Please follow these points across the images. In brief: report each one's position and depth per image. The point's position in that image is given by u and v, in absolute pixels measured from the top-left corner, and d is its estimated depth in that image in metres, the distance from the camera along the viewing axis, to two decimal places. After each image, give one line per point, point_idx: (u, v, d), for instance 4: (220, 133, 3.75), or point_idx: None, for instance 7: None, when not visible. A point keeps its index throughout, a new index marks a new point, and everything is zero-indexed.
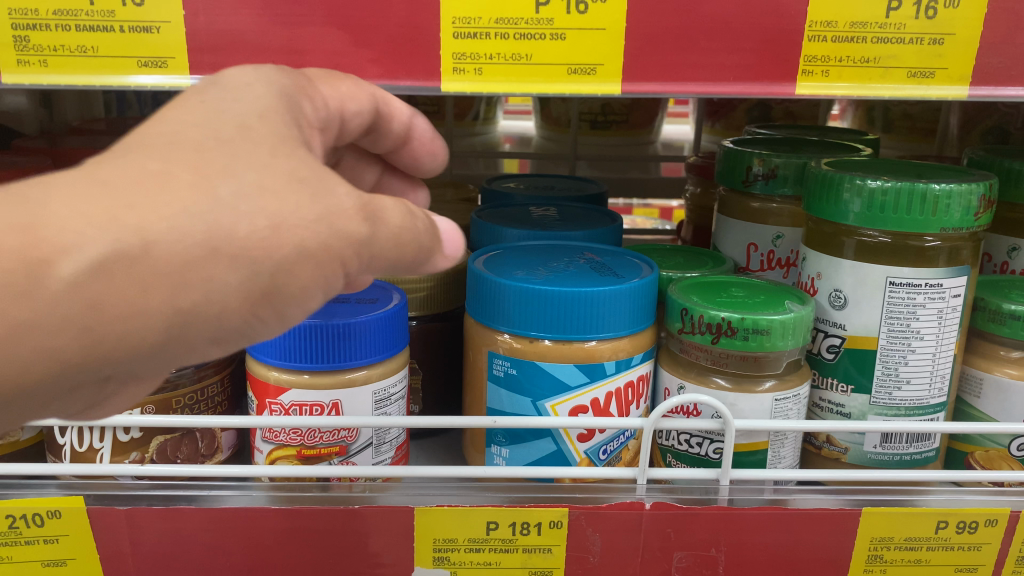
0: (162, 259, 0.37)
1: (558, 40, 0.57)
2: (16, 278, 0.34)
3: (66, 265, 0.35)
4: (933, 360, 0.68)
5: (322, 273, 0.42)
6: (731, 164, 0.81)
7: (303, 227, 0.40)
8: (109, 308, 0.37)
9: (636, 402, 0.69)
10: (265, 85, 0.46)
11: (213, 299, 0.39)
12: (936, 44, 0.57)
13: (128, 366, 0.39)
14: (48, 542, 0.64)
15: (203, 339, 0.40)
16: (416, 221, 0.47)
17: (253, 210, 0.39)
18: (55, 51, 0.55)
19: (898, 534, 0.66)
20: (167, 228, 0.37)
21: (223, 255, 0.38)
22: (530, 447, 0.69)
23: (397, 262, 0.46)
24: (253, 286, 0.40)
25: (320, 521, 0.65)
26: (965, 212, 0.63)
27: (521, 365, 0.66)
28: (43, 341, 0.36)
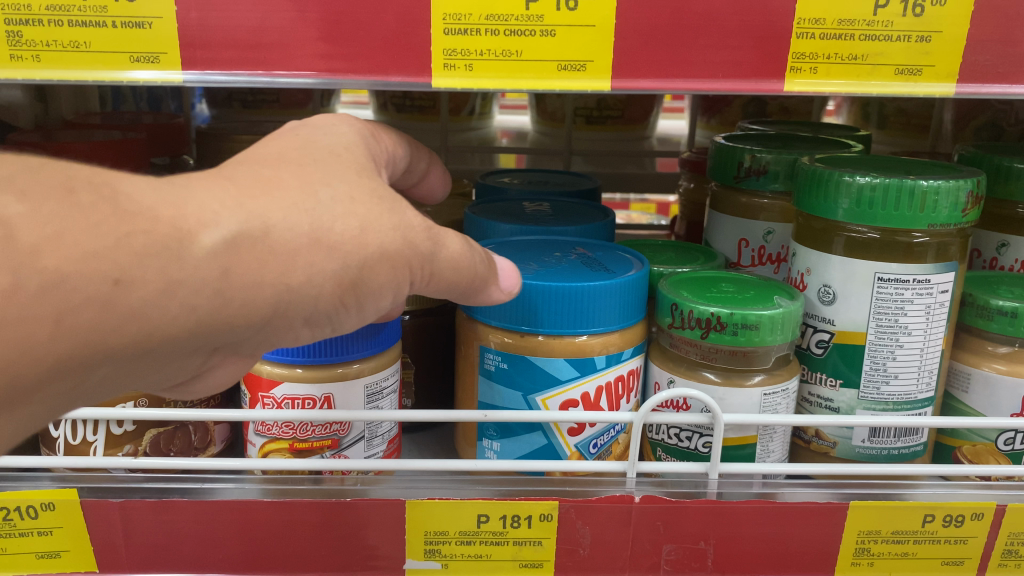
0: (279, 240, 0.45)
1: (548, 37, 0.57)
2: (171, 242, 0.41)
3: (208, 236, 0.42)
4: (921, 355, 0.68)
5: (395, 276, 0.50)
6: (724, 160, 0.81)
7: (384, 234, 0.49)
8: (235, 277, 0.43)
9: (627, 396, 0.69)
10: (348, 126, 0.57)
11: (312, 282, 0.46)
12: (924, 41, 0.58)
13: (241, 334, 0.46)
14: (43, 534, 0.65)
15: (300, 318, 0.47)
16: (473, 250, 0.55)
17: (346, 213, 0.48)
18: (48, 47, 0.55)
19: (884, 527, 0.67)
20: (285, 217, 0.45)
21: (324, 244, 0.46)
22: (520, 441, 0.69)
23: (453, 285, 0.55)
24: (343, 276, 0.47)
25: (311, 513, 0.66)
26: (954, 209, 0.64)
27: (513, 360, 0.67)
28: (187, 298, 0.42)
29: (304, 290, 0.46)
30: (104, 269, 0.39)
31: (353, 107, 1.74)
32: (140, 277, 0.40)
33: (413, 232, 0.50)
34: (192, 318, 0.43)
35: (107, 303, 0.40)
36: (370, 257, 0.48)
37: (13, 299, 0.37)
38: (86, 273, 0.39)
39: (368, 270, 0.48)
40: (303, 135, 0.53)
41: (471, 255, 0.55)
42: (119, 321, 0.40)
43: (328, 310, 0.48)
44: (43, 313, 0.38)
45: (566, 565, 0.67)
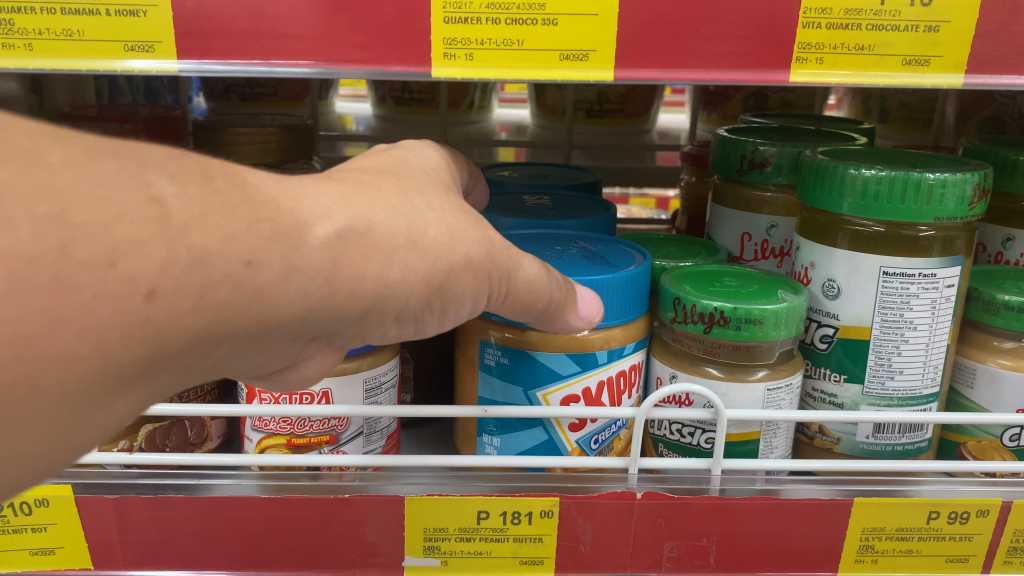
0: (383, 238, 0.44)
1: (550, 26, 0.56)
2: (290, 231, 0.41)
3: (321, 229, 0.42)
4: (926, 350, 0.67)
5: (476, 285, 0.50)
6: (727, 153, 0.80)
7: (470, 244, 0.49)
8: (346, 270, 0.43)
9: (628, 392, 0.68)
10: (433, 150, 0.57)
11: (404, 282, 0.46)
12: (932, 31, 0.57)
13: (342, 327, 0.46)
14: (37, 530, 0.64)
15: (389, 315, 0.47)
16: (551, 275, 0.56)
17: (437, 221, 0.48)
18: (41, 35, 0.54)
19: (889, 524, 0.66)
20: (386, 217, 0.45)
21: (418, 246, 0.46)
22: (520, 436, 0.68)
23: (529, 307, 0.55)
24: (432, 279, 0.47)
25: (309, 510, 0.65)
26: (960, 202, 0.63)
27: (514, 356, 0.66)
28: (303, 285, 0.41)
29: (398, 287, 0.45)
30: (237, 251, 0.39)
31: (351, 100, 1.73)
32: (266, 260, 0.40)
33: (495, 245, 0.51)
34: (307, 304, 0.42)
35: (238, 284, 0.39)
36: (456, 263, 0.48)
37: (166, 272, 0.36)
38: (221, 251, 0.38)
39: (454, 275, 0.48)
40: (396, 154, 0.53)
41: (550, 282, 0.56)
42: (244, 304, 0.40)
43: (415, 311, 0.47)
44: (186, 288, 0.37)
45: (567, 562, 0.67)
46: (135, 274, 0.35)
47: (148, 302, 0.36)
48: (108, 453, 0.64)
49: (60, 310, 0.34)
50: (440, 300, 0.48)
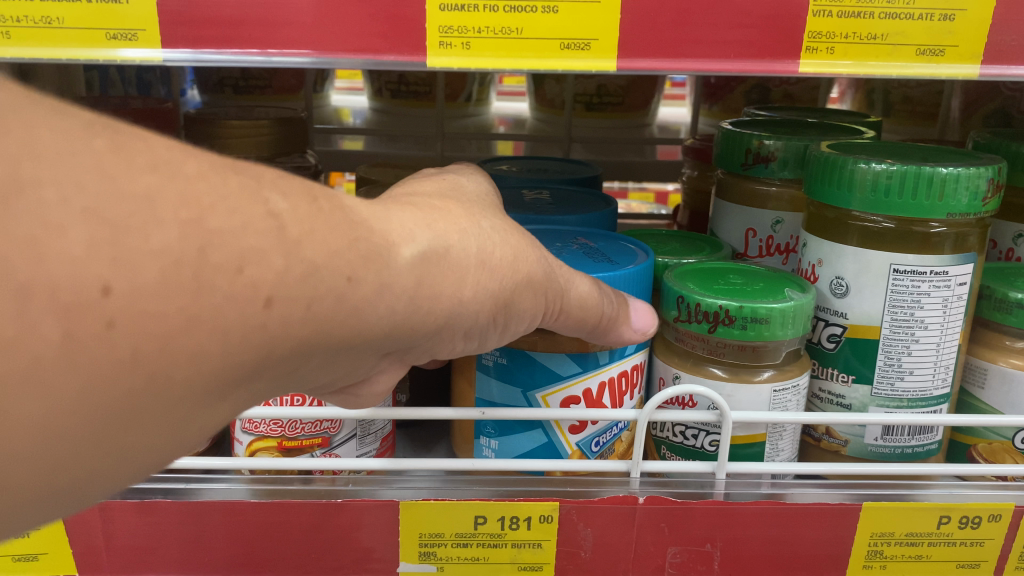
0: (457, 258, 0.45)
1: (550, 14, 0.54)
2: (381, 251, 0.41)
3: (406, 249, 0.42)
4: (937, 350, 0.65)
5: (536, 302, 0.51)
6: (731, 146, 0.78)
7: (532, 263, 0.50)
8: (425, 288, 0.43)
9: (630, 393, 0.66)
10: (483, 173, 0.58)
11: (476, 301, 0.46)
12: (948, 20, 0.55)
13: (417, 343, 0.47)
14: (20, 536, 0.62)
15: (459, 330, 0.47)
16: (603, 291, 0.56)
17: (503, 241, 0.48)
18: (19, 22, 0.52)
19: (899, 529, 0.64)
20: (459, 238, 0.46)
21: (488, 266, 0.47)
22: (519, 439, 0.66)
23: (581, 325, 0.56)
24: (500, 295, 0.48)
25: (301, 515, 0.63)
26: (973, 198, 0.61)
27: (514, 357, 0.63)
28: (392, 302, 0.42)
29: (471, 306, 0.46)
30: (340, 267, 0.39)
31: (346, 92, 1.70)
32: (365, 276, 0.40)
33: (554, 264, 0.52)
34: (391, 323, 0.42)
35: (341, 297, 0.39)
36: (521, 282, 0.49)
37: (283, 280, 0.36)
38: (330, 264, 0.38)
39: (519, 293, 0.49)
40: (451, 178, 0.54)
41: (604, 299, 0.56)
42: (342, 318, 0.40)
43: (481, 328, 0.49)
44: (298, 298, 0.37)
45: (567, 568, 0.65)
46: (258, 281, 0.35)
47: (266, 309, 0.36)
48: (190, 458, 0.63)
49: (196, 309, 0.34)
50: (505, 317, 0.50)
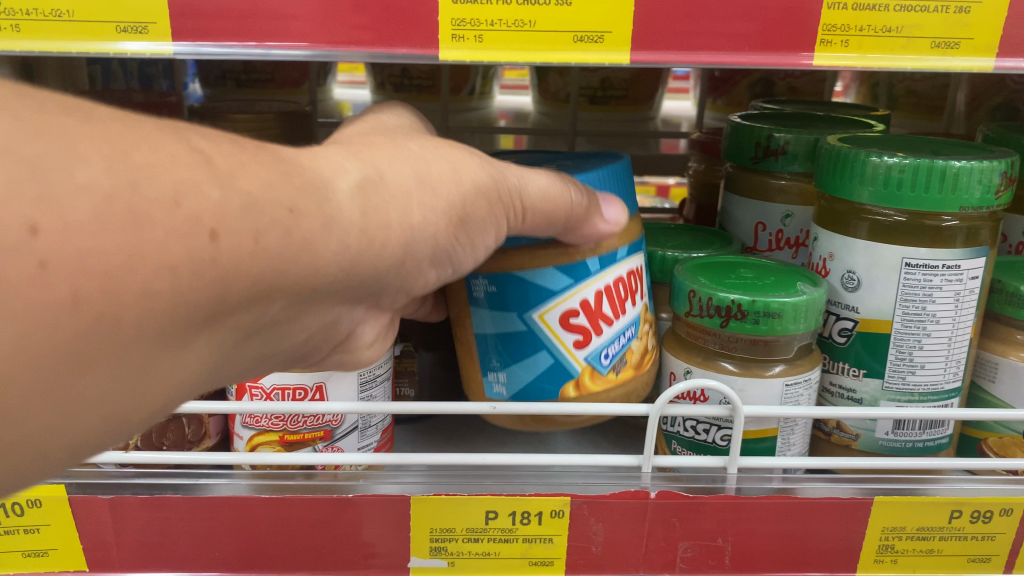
0: (394, 183, 0.47)
1: (564, 6, 0.54)
2: (317, 184, 0.43)
3: (342, 182, 0.45)
4: (949, 344, 0.65)
5: (491, 212, 0.52)
6: (741, 139, 0.77)
7: (474, 172, 0.51)
8: (372, 218, 0.45)
9: (631, 299, 0.64)
10: (410, 114, 0.59)
11: (428, 224, 0.48)
12: (963, 13, 0.54)
13: (384, 282, 0.49)
14: (29, 532, 0.62)
15: (424, 256, 0.49)
16: (567, 181, 0.56)
17: (440, 159, 0.50)
18: (28, 15, 0.52)
19: (910, 523, 0.64)
20: (392, 165, 0.48)
21: (429, 185, 0.48)
22: (526, 367, 0.63)
23: (552, 223, 0.56)
24: (452, 213, 0.49)
25: (311, 510, 0.63)
26: (986, 191, 0.61)
27: (502, 282, 0.62)
28: (342, 236, 0.44)
29: (423, 230, 0.48)
30: (279, 198, 0.41)
31: (349, 86, 1.69)
32: (306, 209, 0.42)
33: (501, 176, 0.52)
34: (347, 258, 0.45)
35: (287, 230, 0.41)
36: (468, 194, 0.50)
37: (223, 212, 0.38)
38: (268, 198, 0.40)
39: (469, 205, 0.50)
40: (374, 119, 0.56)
41: (570, 193, 0.56)
42: (295, 250, 0.42)
43: (443, 251, 0.50)
44: (244, 228, 0.39)
45: (578, 563, 0.65)
46: (198, 213, 0.37)
47: (212, 243, 0.38)
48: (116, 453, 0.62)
49: (138, 245, 0.35)
50: (464, 233, 0.51)
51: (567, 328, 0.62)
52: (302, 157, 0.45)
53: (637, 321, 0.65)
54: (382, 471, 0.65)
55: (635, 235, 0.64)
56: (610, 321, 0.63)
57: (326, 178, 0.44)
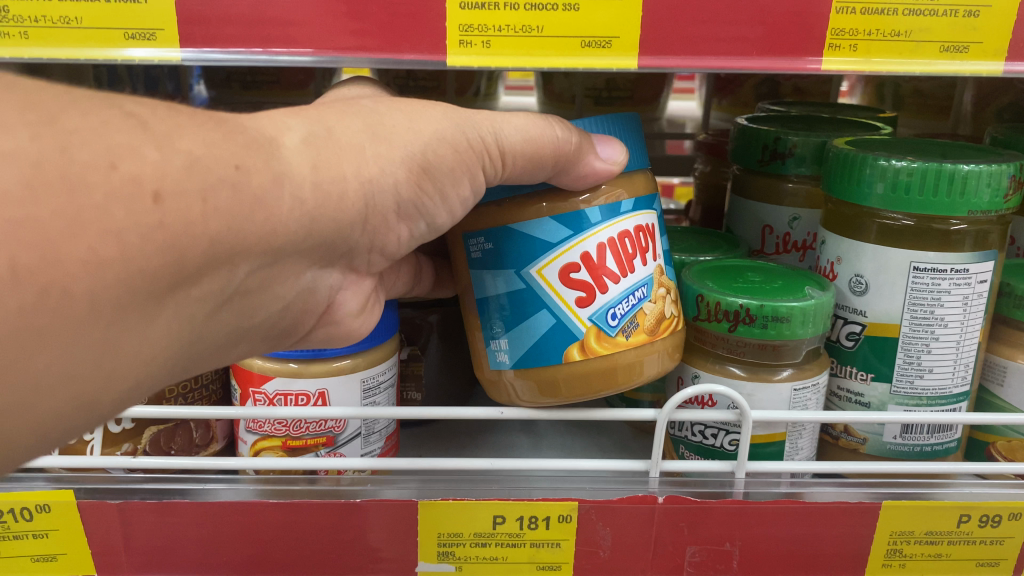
0: (342, 137, 0.51)
1: (571, 12, 0.53)
2: (263, 142, 0.48)
3: (288, 140, 0.49)
4: (957, 348, 0.65)
5: (462, 160, 0.54)
6: (748, 142, 0.77)
7: (436, 123, 0.54)
8: (325, 171, 0.49)
9: (641, 257, 0.60)
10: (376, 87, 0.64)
11: (386, 174, 0.52)
12: (972, 17, 0.54)
13: (352, 238, 0.53)
14: (38, 536, 0.62)
15: (389, 209, 0.53)
16: (548, 123, 0.56)
17: (395, 114, 0.53)
18: (37, 22, 0.52)
19: (918, 527, 0.64)
20: (341, 121, 0.52)
21: (383, 137, 0.52)
22: (527, 328, 0.59)
23: (539, 163, 0.56)
24: (411, 163, 0.52)
25: (318, 514, 0.63)
26: (995, 194, 0.60)
27: (499, 238, 0.59)
28: (296, 190, 0.48)
29: (383, 181, 0.52)
30: (226, 156, 0.45)
31: None
32: (252, 166, 0.46)
33: (468, 124, 0.54)
34: (303, 212, 0.48)
35: (235, 186, 0.45)
36: (429, 142, 0.53)
37: (163, 174, 0.42)
38: (212, 156, 0.44)
39: (432, 153, 0.53)
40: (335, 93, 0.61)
41: (553, 130, 0.56)
42: (247, 205, 0.45)
43: (408, 202, 0.54)
44: (191, 189, 0.43)
45: (585, 567, 0.65)
46: (139, 175, 0.41)
47: (156, 205, 0.41)
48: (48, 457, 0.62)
49: (77, 209, 0.38)
50: (431, 184, 0.54)
51: (568, 284, 0.59)
52: (257, 121, 0.50)
53: (651, 282, 0.60)
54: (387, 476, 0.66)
55: (643, 189, 0.61)
56: (616, 278, 0.59)
57: (272, 138, 0.49)
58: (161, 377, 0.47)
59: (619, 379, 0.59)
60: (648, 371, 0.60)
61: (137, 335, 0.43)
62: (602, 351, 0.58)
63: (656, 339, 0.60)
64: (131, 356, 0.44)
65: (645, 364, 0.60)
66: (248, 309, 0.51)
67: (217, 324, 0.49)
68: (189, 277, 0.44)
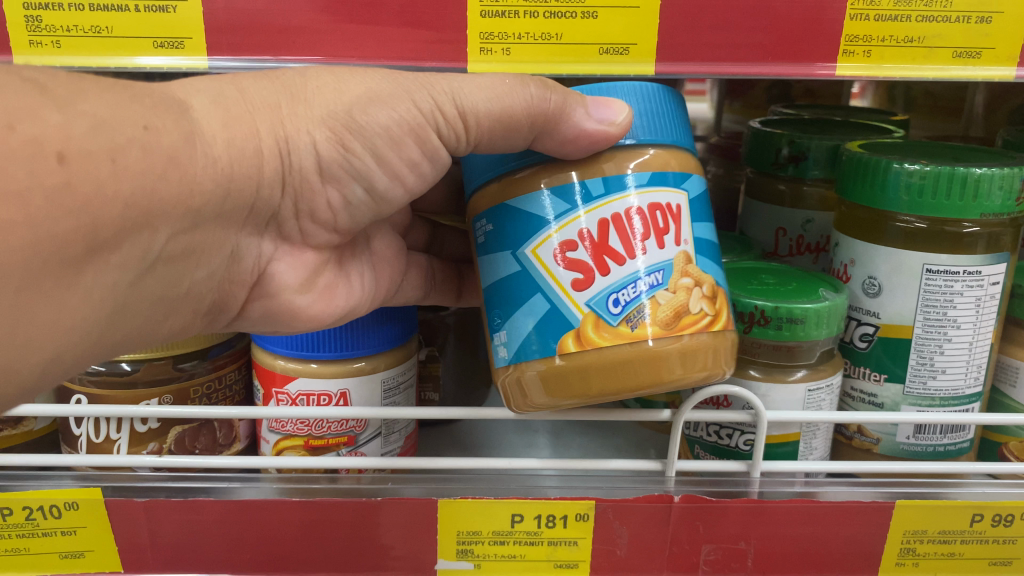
0: (256, 96, 0.51)
1: (590, 19, 0.55)
2: (171, 104, 0.48)
3: (195, 101, 0.50)
4: (970, 348, 0.65)
5: (401, 121, 0.52)
6: (762, 145, 0.78)
7: (370, 81, 0.52)
8: (235, 128, 0.50)
9: (654, 239, 0.53)
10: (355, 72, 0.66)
11: (303, 132, 0.51)
12: (985, 23, 0.55)
13: (273, 198, 0.54)
14: (66, 533, 0.63)
15: (315, 173, 0.53)
16: (522, 86, 0.53)
17: (324, 74, 0.53)
18: (68, 32, 0.53)
19: (931, 527, 0.64)
20: (258, 84, 0.52)
21: (302, 99, 0.52)
22: (522, 317, 0.54)
23: (513, 127, 0.52)
24: (334, 121, 0.51)
25: (339, 511, 0.64)
26: (1007, 197, 0.61)
27: (498, 217, 0.55)
28: (206, 149, 0.49)
29: (299, 140, 0.51)
30: (133, 116, 0.46)
31: None
32: (162, 126, 0.47)
33: (416, 88, 0.52)
34: (217, 172, 0.49)
35: (145, 145, 0.45)
36: (355, 101, 0.51)
37: (65, 135, 0.42)
38: (118, 118, 0.45)
39: (359, 112, 0.51)
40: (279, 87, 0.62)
41: (525, 90, 0.53)
42: (160, 164, 0.46)
43: (331, 162, 0.52)
44: (98, 150, 0.43)
45: (602, 566, 0.66)
46: (41, 138, 0.41)
47: (60, 165, 0.41)
48: (69, 455, 0.63)
49: None
50: (358, 144, 0.52)
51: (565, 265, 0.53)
52: (169, 88, 0.51)
53: (668, 269, 0.53)
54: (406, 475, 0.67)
55: (662, 167, 0.54)
56: (620, 260, 0.53)
57: (181, 100, 0.50)
58: (83, 351, 0.47)
59: (622, 378, 0.52)
60: (661, 373, 0.52)
61: (54, 302, 0.44)
62: (601, 343, 0.52)
63: (671, 336, 0.52)
64: (49, 325, 0.44)
65: (657, 364, 0.52)
66: (172, 280, 0.51)
67: (142, 292, 0.49)
68: (106, 243, 0.45)
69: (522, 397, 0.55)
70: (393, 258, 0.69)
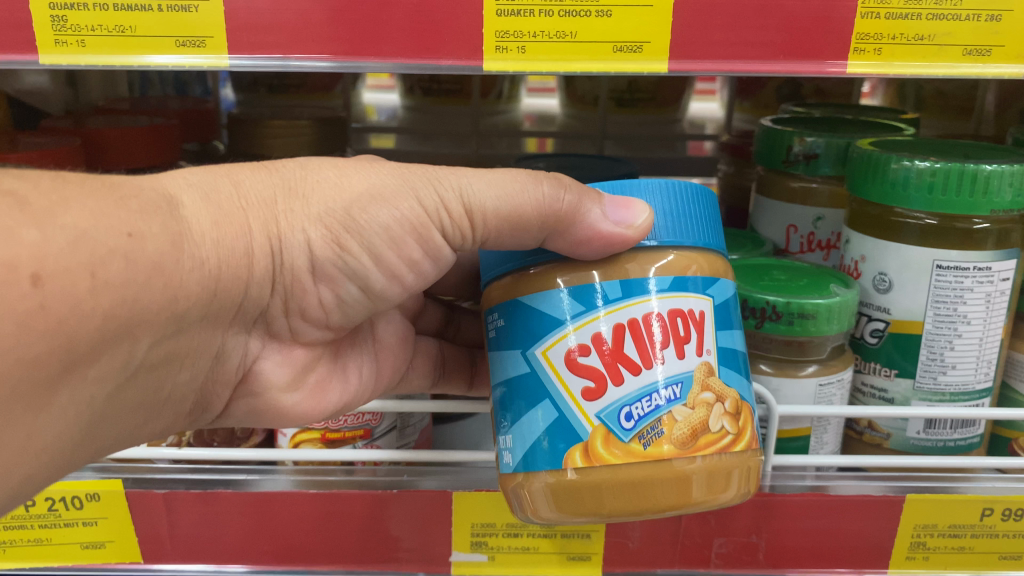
0: (250, 190, 0.50)
1: (603, 18, 0.55)
2: (161, 204, 0.47)
3: (186, 199, 0.48)
4: (980, 344, 0.66)
5: (404, 219, 0.50)
6: (772, 144, 0.79)
7: (373, 178, 0.50)
8: (225, 227, 0.48)
9: (675, 348, 0.48)
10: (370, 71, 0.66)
11: (297, 231, 0.49)
12: (994, 20, 0.56)
13: (262, 292, 0.52)
14: (88, 524, 0.65)
15: (306, 270, 0.51)
16: (536, 181, 0.51)
17: (324, 170, 0.50)
18: (94, 31, 0.55)
19: (941, 521, 0.65)
20: (256, 178, 0.50)
21: (299, 194, 0.50)
22: (526, 424, 0.50)
23: (524, 225, 0.50)
24: (330, 220, 0.49)
25: (355, 504, 0.65)
26: (1018, 195, 0.62)
27: (509, 314, 0.51)
28: (195, 251, 0.47)
29: (291, 238, 0.49)
30: (116, 224, 0.44)
31: (379, 91, 1.68)
32: (147, 230, 0.45)
33: (424, 184, 0.50)
34: (203, 275, 0.47)
35: (128, 255, 0.44)
36: (355, 199, 0.49)
37: (45, 257, 0.41)
38: (101, 227, 0.43)
39: (359, 211, 0.49)
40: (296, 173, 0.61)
41: (538, 188, 0.51)
42: (145, 273, 0.44)
43: (325, 261, 0.50)
44: (77, 267, 0.42)
45: (614, 558, 0.67)
46: (14, 261, 0.40)
47: (35, 288, 0.40)
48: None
49: None
50: (355, 243, 0.50)
51: (575, 371, 0.48)
52: (159, 180, 0.49)
53: (688, 382, 0.48)
54: (421, 468, 0.68)
55: (684, 271, 0.50)
56: (636, 369, 0.48)
57: (171, 197, 0.48)
58: (56, 465, 0.46)
59: (635, 500, 0.47)
60: (678, 495, 0.48)
61: (24, 428, 0.43)
62: (610, 461, 0.47)
63: (689, 456, 0.48)
64: (18, 448, 0.43)
65: (675, 486, 0.47)
66: (153, 385, 0.50)
67: (123, 401, 0.48)
68: (84, 358, 0.43)
69: (526, 508, 0.51)
70: (398, 347, 0.67)
